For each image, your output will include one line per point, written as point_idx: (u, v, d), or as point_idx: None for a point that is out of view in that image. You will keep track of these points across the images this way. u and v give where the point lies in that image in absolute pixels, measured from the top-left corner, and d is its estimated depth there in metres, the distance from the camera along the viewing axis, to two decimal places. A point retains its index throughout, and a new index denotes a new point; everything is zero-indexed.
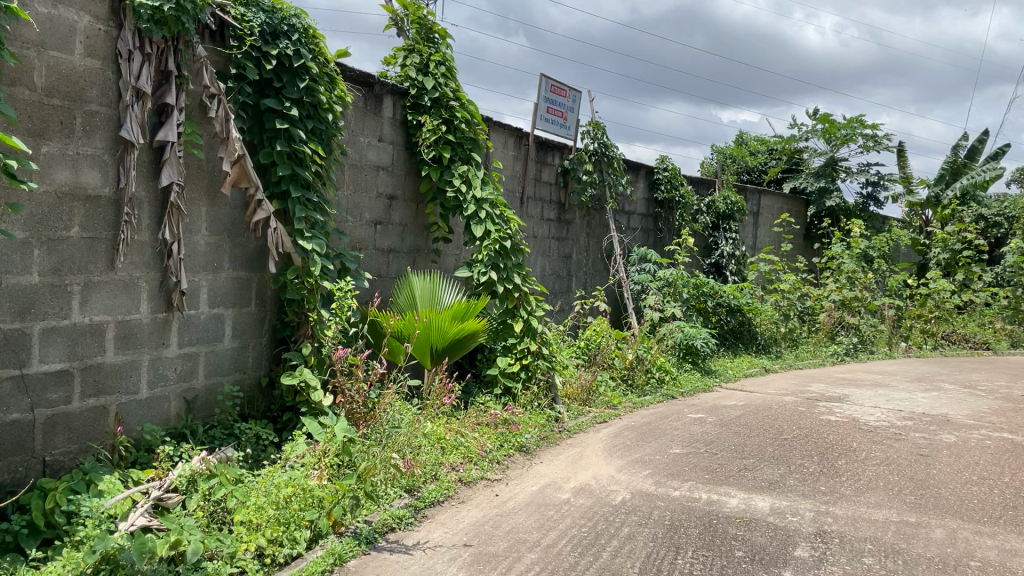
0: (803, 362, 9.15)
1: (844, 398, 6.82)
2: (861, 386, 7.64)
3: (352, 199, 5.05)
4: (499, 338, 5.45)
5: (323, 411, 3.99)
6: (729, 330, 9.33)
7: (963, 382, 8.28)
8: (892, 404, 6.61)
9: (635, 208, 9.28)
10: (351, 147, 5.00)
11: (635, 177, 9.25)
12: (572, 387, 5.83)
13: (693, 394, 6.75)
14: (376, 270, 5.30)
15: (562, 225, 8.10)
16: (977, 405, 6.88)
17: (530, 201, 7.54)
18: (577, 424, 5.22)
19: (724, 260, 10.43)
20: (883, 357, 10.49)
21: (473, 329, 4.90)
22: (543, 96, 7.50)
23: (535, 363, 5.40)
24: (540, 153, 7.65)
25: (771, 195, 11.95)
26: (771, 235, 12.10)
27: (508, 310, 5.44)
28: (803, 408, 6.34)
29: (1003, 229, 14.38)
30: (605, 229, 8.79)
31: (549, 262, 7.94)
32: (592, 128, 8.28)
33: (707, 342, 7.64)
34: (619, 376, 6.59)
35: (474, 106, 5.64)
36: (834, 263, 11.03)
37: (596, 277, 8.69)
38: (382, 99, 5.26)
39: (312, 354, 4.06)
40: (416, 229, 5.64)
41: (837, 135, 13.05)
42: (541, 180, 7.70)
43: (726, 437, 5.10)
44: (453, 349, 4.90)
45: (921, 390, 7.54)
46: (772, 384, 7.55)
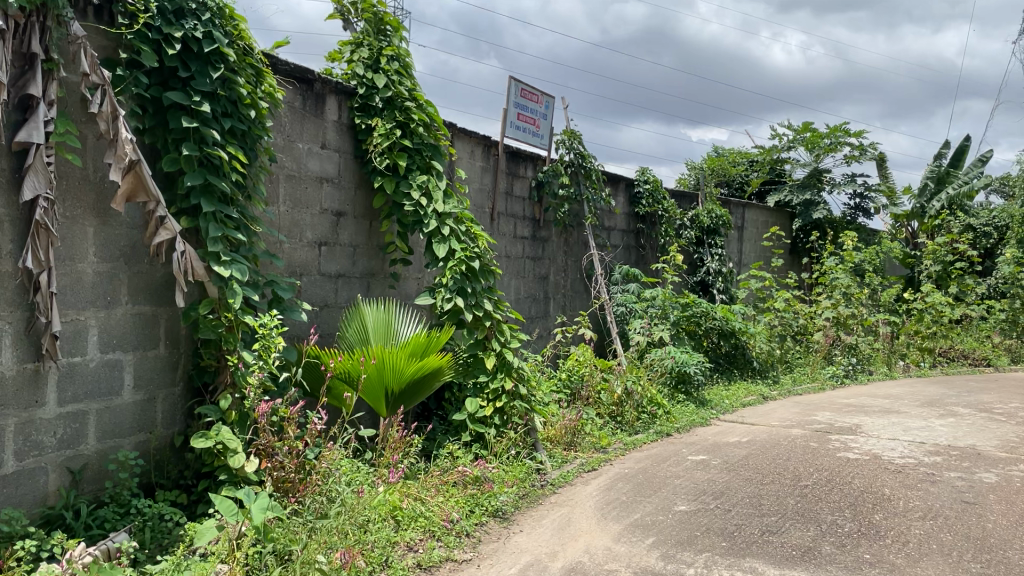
0: (801, 387, 8.44)
1: (856, 430, 6.11)
2: (870, 414, 6.94)
3: (290, 217, 4.28)
4: (467, 375, 4.67)
5: (245, 480, 3.18)
6: (721, 353, 8.60)
7: (976, 405, 7.62)
8: (910, 435, 5.91)
9: (616, 223, 8.57)
10: (288, 154, 4.24)
11: (615, 190, 8.55)
12: (554, 430, 5.03)
13: (690, 429, 6.01)
14: (321, 300, 4.52)
15: (537, 243, 7.37)
16: (1002, 432, 6.20)
17: (502, 218, 6.81)
18: (563, 475, 4.45)
19: (710, 277, 9.76)
20: (883, 378, 9.83)
21: (437, 367, 4.14)
22: (513, 101, 6.77)
23: (511, 404, 4.60)
24: (512, 165, 6.94)
25: (756, 208, 11.32)
26: (758, 250, 11.47)
27: (478, 342, 4.65)
28: (814, 443, 5.61)
29: (993, 239, 13.87)
30: (585, 247, 8.07)
31: (525, 285, 7.20)
32: (568, 137, 7.58)
33: (701, 370, 6.90)
34: (607, 414, 5.83)
35: (434, 107, 4.88)
36: (826, 279, 10.39)
37: (575, 300, 7.98)
38: (324, 100, 4.51)
39: (232, 408, 3.25)
40: (370, 251, 4.87)
41: (821, 144, 12.46)
42: (513, 195, 6.98)
43: (737, 486, 4.35)
44: (412, 393, 4.13)
45: (936, 416, 6.85)
46: (773, 414, 6.83)
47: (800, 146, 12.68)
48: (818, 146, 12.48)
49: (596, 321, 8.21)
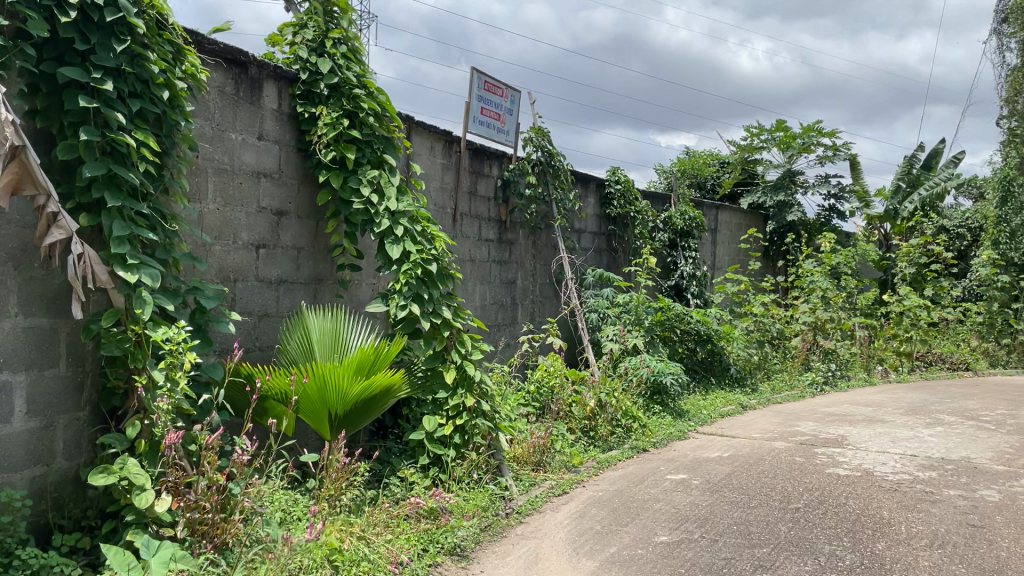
0: (781, 396, 8.08)
1: (843, 442, 5.75)
2: (855, 423, 6.58)
3: (221, 216, 3.82)
4: (424, 391, 4.21)
5: (156, 521, 2.70)
6: (697, 360, 8.22)
7: (962, 412, 7.31)
8: (900, 447, 5.55)
9: (586, 225, 8.16)
10: (217, 145, 3.78)
11: (585, 190, 8.14)
12: (521, 449, 4.59)
13: (667, 444, 5.61)
14: (259, 309, 4.05)
15: (504, 246, 6.95)
16: (994, 442, 5.87)
17: (465, 219, 6.37)
18: (530, 501, 4.01)
19: (684, 281, 9.40)
20: (862, 384, 9.52)
21: (388, 385, 3.69)
22: (476, 94, 6.34)
23: (473, 423, 4.15)
24: (476, 163, 6.51)
25: (730, 210, 10.99)
26: (733, 252, 11.14)
27: (436, 354, 4.20)
28: (800, 458, 5.22)
29: (967, 240, 13.69)
30: (554, 250, 7.66)
31: (491, 290, 6.77)
32: (535, 134, 7.18)
33: (678, 379, 6.50)
34: (579, 428, 5.40)
35: (386, 95, 4.44)
36: (803, 282, 10.08)
37: (545, 306, 7.56)
38: (261, 86, 4.05)
39: (141, 437, 2.77)
40: (317, 254, 4.41)
41: (794, 145, 12.18)
42: (478, 195, 6.55)
43: (722, 511, 3.93)
44: (359, 414, 3.68)
45: (923, 426, 6.51)
46: (754, 426, 6.45)
47: (772, 147, 12.41)
48: (791, 147, 12.21)
49: (567, 328, 7.80)
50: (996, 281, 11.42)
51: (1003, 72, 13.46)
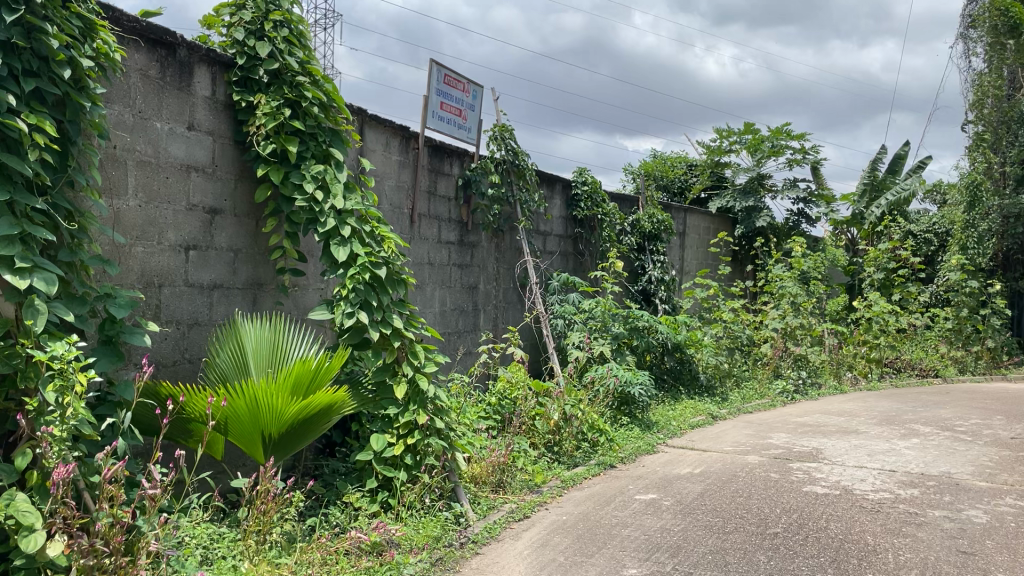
0: (752, 405, 7.83)
1: (818, 456, 5.49)
2: (829, 435, 6.34)
3: (142, 213, 3.45)
4: (373, 407, 3.85)
5: (49, 568, 2.30)
6: (666, 369, 7.93)
7: (936, 422, 7.11)
8: (877, 462, 5.30)
9: (552, 228, 7.85)
10: (137, 135, 3.42)
11: (551, 191, 7.83)
12: (480, 468, 4.24)
13: (636, 459, 5.30)
14: (188, 317, 3.68)
15: (465, 249, 6.61)
16: (973, 455, 5.66)
17: (423, 219, 6.02)
18: (488, 528, 3.68)
19: (653, 286, 9.14)
20: (833, 392, 9.32)
21: (330, 404, 3.33)
22: (435, 88, 5.99)
23: (425, 442, 3.78)
24: (436, 161, 6.16)
25: (698, 213, 10.76)
26: (702, 256, 10.91)
27: (386, 366, 3.84)
28: (775, 474, 4.94)
29: (933, 245, 13.60)
30: (518, 253, 7.34)
31: (451, 295, 6.43)
32: (498, 132, 6.85)
33: (647, 389, 6.20)
34: (542, 444, 5.07)
35: (333, 84, 4.08)
36: (773, 287, 9.86)
37: (508, 312, 7.24)
38: (192, 71, 3.68)
39: (33, 469, 2.38)
40: (256, 256, 4.03)
41: (763, 148, 11.98)
42: (437, 195, 6.21)
43: (695, 538, 3.62)
44: (297, 433, 3.33)
45: (898, 437, 6.28)
46: (726, 438, 6.17)
47: (741, 149, 12.21)
48: (760, 150, 12.02)
49: (531, 335, 7.48)
50: (965, 287, 11.32)
51: (969, 77, 13.43)
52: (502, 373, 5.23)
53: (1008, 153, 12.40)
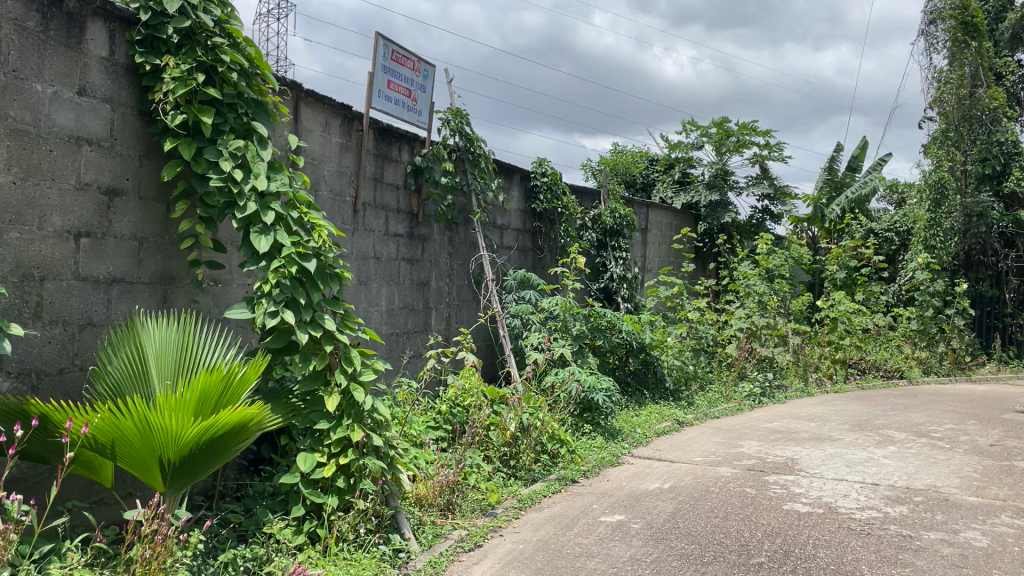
0: (719, 409, 7.43)
1: (794, 467, 5.10)
2: (801, 442, 5.96)
3: (18, 192, 2.89)
4: (300, 421, 3.33)
5: None
6: (630, 371, 7.49)
7: (909, 427, 6.80)
8: (858, 473, 4.92)
9: (509, 221, 7.36)
10: (11, 98, 2.86)
11: (508, 182, 7.35)
12: (425, 489, 3.74)
13: (599, 473, 4.85)
14: (79, 316, 3.12)
15: (415, 242, 6.10)
16: (955, 464, 5.32)
17: (368, 209, 5.50)
18: (433, 563, 3.18)
19: (615, 284, 8.74)
20: (799, 394, 8.98)
21: (243, 423, 2.78)
22: (381, 65, 5.47)
23: (360, 463, 3.26)
24: (383, 146, 5.65)
25: (660, 209, 10.35)
26: (665, 253, 10.53)
27: (316, 375, 3.31)
28: (751, 489, 4.52)
29: (895, 245, 13.41)
30: (473, 248, 6.84)
31: (399, 293, 5.92)
32: (451, 116, 6.36)
33: (611, 395, 5.74)
34: (496, 457, 4.59)
35: (257, 48, 3.56)
36: (739, 286, 9.50)
37: (462, 311, 6.74)
38: (83, 26, 3.13)
39: None
40: (166, 246, 3.48)
41: (728, 143, 11.61)
42: (384, 182, 5.69)
43: (670, 571, 3.17)
44: (205, 457, 2.80)
45: (874, 445, 5.93)
46: (694, 446, 5.73)
47: (705, 144, 11.85)
48: (724, 145, 11.65)
49: (487, 336, 6.99)
50: (930, 286, 11.11)
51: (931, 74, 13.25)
52: (455, 378, 4.74)
53: (970, 151, 12.26)
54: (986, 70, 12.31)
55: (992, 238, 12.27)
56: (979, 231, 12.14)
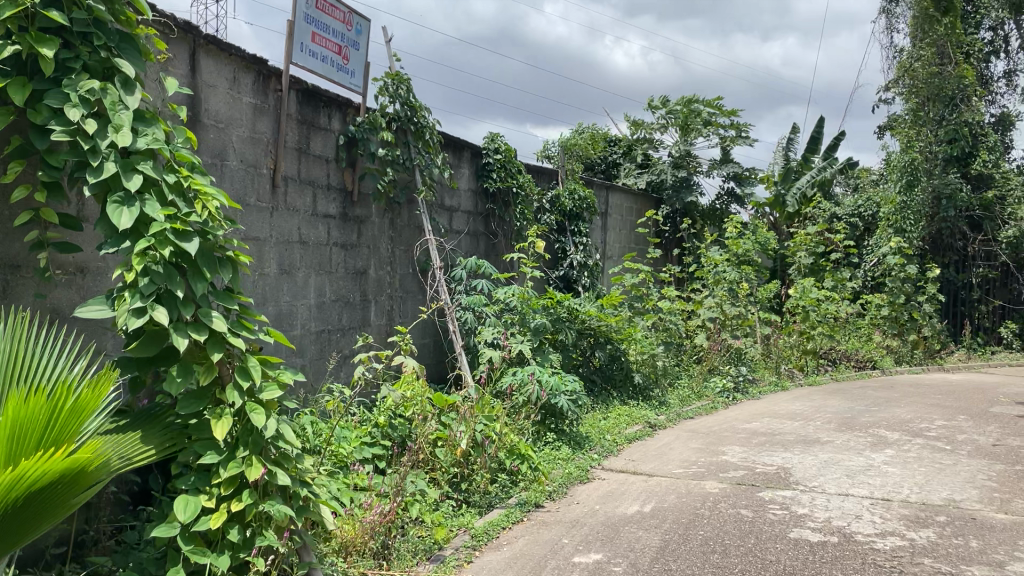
0: (692, 409, 6.75)
1: (790, 479, 4.42)
2: (790, 447, 5.30)
3: None
4: (181, 453, 2.51)
5: None
6: (595, 369, 6.74)
7: (899, 425, 6.20)
8: (865, 487, 4.27)
9: (458, 201, 6.57)
10: None
11: (457, 159, 6.56)
12: (351, 531, 2.95)
13: (567, 494, 4.10)
14: None
15: (349, 225, 5.28)
16: (965, 471, 4.71)
17: (291, 184, 4.67)
18: None
19: (575, 272, 8.07)
20: (773, 388, 8.33)
21: (74, 468, 1.99)
22: (303, 13, 4.63)
23: (260, 506, 2.46)
24: (308, 111, 4.81)
25: (620, 191, 9.62)
26: (624, 238, 9.79)
27: (199, 391, 2.50)
28: (747, 511, 3.81)
29: (860, 230, 12.82)
30: (417, 232, 6.04)
31: (331, 283, 5.11)
32: (389, 80, 5.56)
33: (577, 399, 5.00)
34: (445, 480, 3.83)
35: None
36: (706, 272, 8.82)
37: (406, 303, 5.94)
38: None
39: None
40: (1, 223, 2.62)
41: (691, 122, 10.94)
42: (310, 154, 4.86)
43: None
44: (27, 521, 1.99)
45: (869, 449, 5.30)
46: (671, 454, 5.01)
47: (667, 124, 11.18)
48: (686, 124, 10.97)
49: (434, 332, 6.22)
50: (901, 272, 10.56)
51: (897, 52, 12.80)
52: (391, 389, 3.94)
53: (938, 132, 11.81)
54: (953, 47, 11.84)
55: (960, 221, 11.85)
56: (947, 215, 11.69)
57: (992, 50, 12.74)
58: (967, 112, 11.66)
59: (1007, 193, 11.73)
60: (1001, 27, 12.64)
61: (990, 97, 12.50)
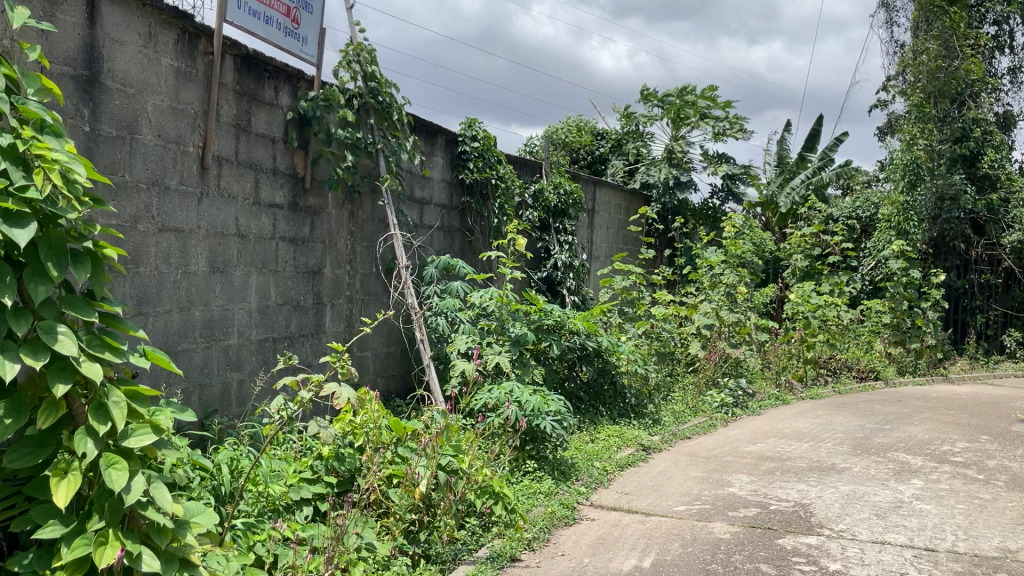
0: (688, 428, 6.07)
1: (813, 520, 3.75)
2: (803, 476, 4.62)
3: None
4: (16, 523, 1.81)
5: None
6: (582, 383, 6.04)
7: (919, 448, 5.56)
8: (903, 533, 3.59)
9: (430, 193, 5.87)
10: None
11: (429, 145, 5.85)
12: None
13: (549, 543, 3.40)
14: None
15: (300, 217, 4.56)
16: (1011, 509, 4.06)
17: (226, 166, 3.94)
18: None
19: (559, 274, 7.39)
20: (774, 402, 7.68)
21: None
22: None
23: None
24: (250, 82, 4.08)
25: (609, 186, 8.94)
26: (613, 237, 9.11)
27: (37, 440, 1.80)
28: (769, 568, 3.13)
29: (857, 232, 12.23)
30: (382, 227, 5.33)
31: (277, 283, 4.38)
32: (349, 51, 4.84)
33: (562, 422, 4.29)
34: (401, 530, 3.13)
35: None
36: (702, 274, 8.14)
37: (368, 308, 5.22)
38: None
39: None
40: None
41: (685, 116, 10.29)
42: (252, 133, 4.14)
43: None
44: None
45: (894, 479, 4.64)
46: (669, 486, 4.33)
47: (660, 117, 10.53)
48: (679, 117, 10.30)
49: (400, 340, 5.53)
50: (904, 276, 9.94)
51: (898, 47, 12.24)
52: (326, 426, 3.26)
53: (942, 131, 11.23)
54: (960, 41, 11.28)
55: (964, 224, 11.26)
56: (952, 216, 11.10)
57: (997, 46, 12.19)
58: (974, 109, 11.12)
59: (1014, 196, 11.16)
60: (1007, 21, 12.09)
61: (996, 94, 11.96)
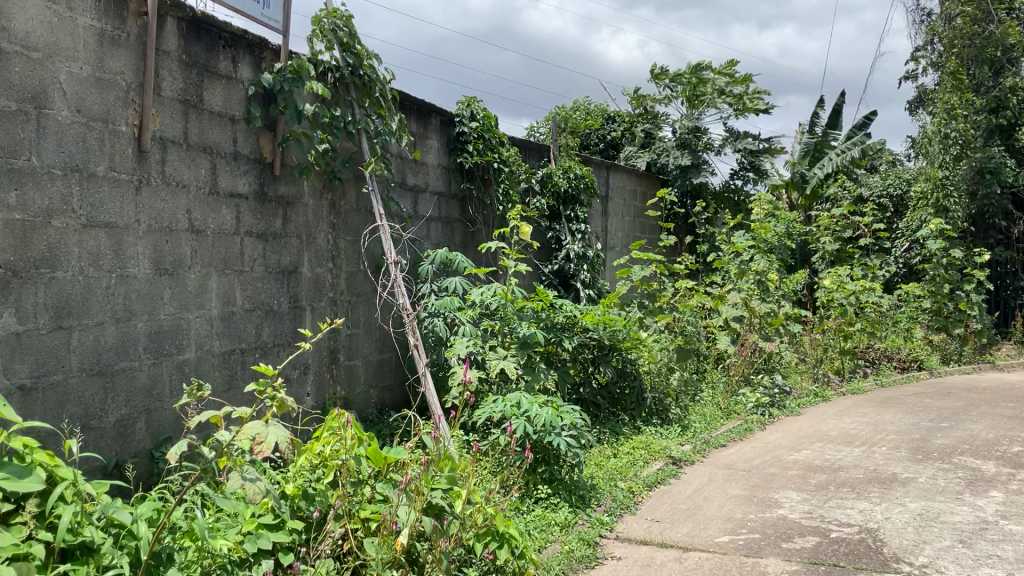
0: (721, 434, 5.42)
1: (884, 552, 3.10)
2: (860, 492, 3.97)
3: None
4: None
5: None
6: (600, 387, 5.39)
7: (986, 450, 4.88)
8: (1000, 568, 2.92)
9: (424, 179, 5.24)
10: None
11: (421, 126, 5.21)
12: None
13: None
14: None
15: (268, 208, 3.94)
16: None
17: (172, 148, 3.32)
18: None
19: (572, 266, 6.75)
20: (813, 399, 7.01)
21: None
22: None
23: None
24: (199, 49, 3.46)
25: (622, 171, 8.28)
26: (628, 225, 8.46)
27: None
28: None
29: (889, 212, 11.50)
30: (368, 220, 4.72)
31: (244, 285, 3.77)
32: (323, 17, 4.20)
33: (577, 438, 3.65)
34: None
35: None
36: (727, 262, 7.47)
37: (357, 310, 4.61)
38: None
39: None
40: None
41: (701, 94, 9.59)
42: (205, 110, 3.52)
43: None
44: None
45: (970, 491, 3.97)
46: (707, 509, 3.69)
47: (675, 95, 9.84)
48: (695, 95, 9.61)
49: (394, 346, 4.93)
50: (944, 256, 9.22)
51: (926, 14, 11.48)
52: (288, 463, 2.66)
53: (977, 101, 10.48)
54: (994, 4, 10.51)
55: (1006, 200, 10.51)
56: (991, 191, 10.35)
57: None
58: (1012, 76, 10.35)
59: None
60: None
61: None
